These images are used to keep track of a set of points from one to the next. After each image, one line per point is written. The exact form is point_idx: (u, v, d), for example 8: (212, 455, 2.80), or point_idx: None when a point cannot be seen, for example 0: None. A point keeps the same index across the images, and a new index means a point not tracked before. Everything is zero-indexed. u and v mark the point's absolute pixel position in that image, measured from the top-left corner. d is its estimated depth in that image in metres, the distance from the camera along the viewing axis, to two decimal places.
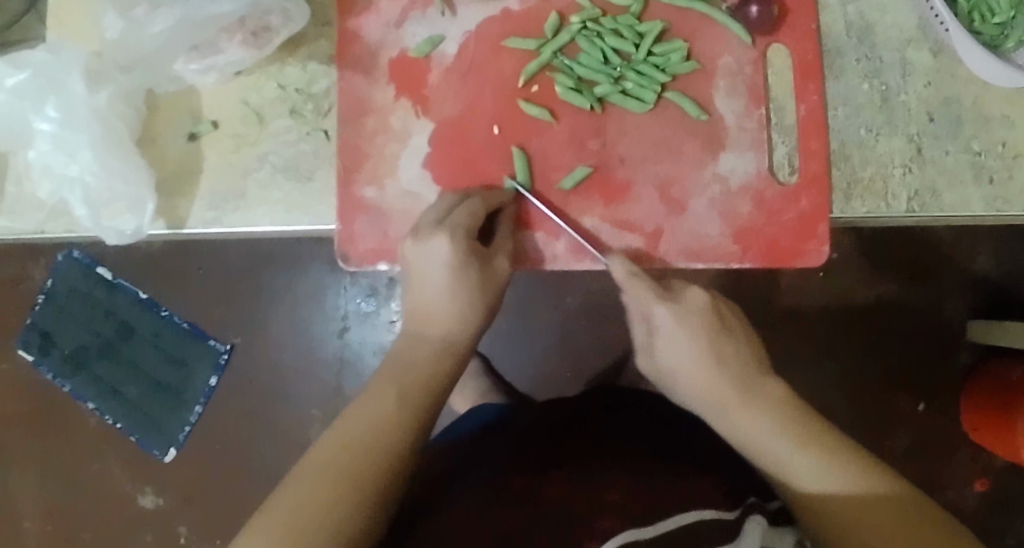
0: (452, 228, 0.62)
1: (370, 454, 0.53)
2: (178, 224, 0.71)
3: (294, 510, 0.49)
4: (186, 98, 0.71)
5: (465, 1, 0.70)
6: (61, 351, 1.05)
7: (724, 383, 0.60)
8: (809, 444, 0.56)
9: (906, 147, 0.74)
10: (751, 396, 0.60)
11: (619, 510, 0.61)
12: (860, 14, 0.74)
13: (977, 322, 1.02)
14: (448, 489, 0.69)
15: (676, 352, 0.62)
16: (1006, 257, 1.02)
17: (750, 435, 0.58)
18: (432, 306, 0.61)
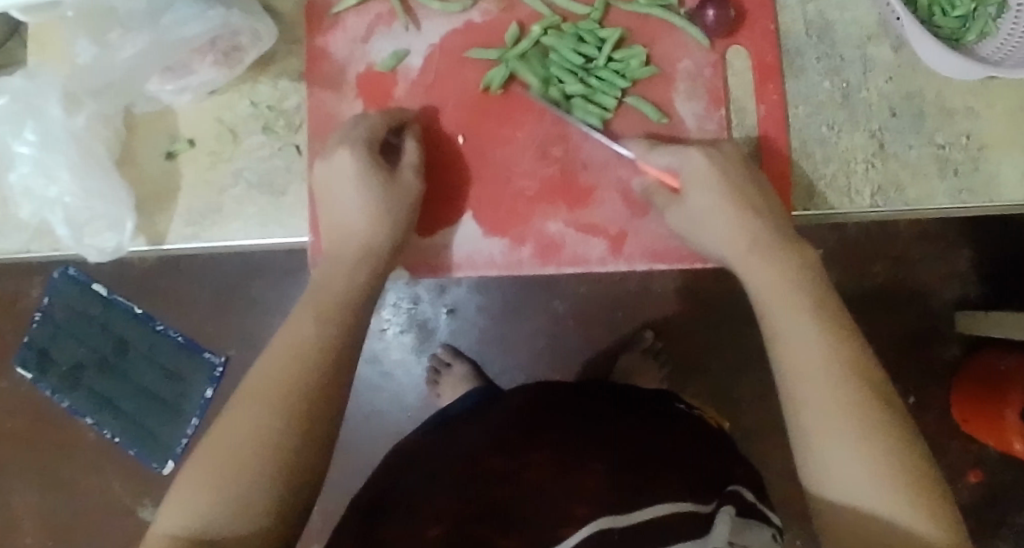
0: (354, 143, 0.65)
1: (300, 374, 0.55)
2: (158, 240, 0.74)
3: (235, 431, 0.52)
4: (163, 118, 0.74)
5: (428, 15, 0.72)
6: (60, 368, 1.09)
7: (751, 276, 0.61)
8: (832, 370, 0.54)
9: (868, 142, 0.75)
10: (787, 295, 0.58)
11: (597, 493, 0.65)
12: (821, 12, 0.75)
13: (963, 313, 1.03)
14: (425, 481, 0.73)
15: (716, 228, 0.64)
16: (990, 246, 1.03)
17: (788, 329, 0.57)
18: (344, 214, 0.64)
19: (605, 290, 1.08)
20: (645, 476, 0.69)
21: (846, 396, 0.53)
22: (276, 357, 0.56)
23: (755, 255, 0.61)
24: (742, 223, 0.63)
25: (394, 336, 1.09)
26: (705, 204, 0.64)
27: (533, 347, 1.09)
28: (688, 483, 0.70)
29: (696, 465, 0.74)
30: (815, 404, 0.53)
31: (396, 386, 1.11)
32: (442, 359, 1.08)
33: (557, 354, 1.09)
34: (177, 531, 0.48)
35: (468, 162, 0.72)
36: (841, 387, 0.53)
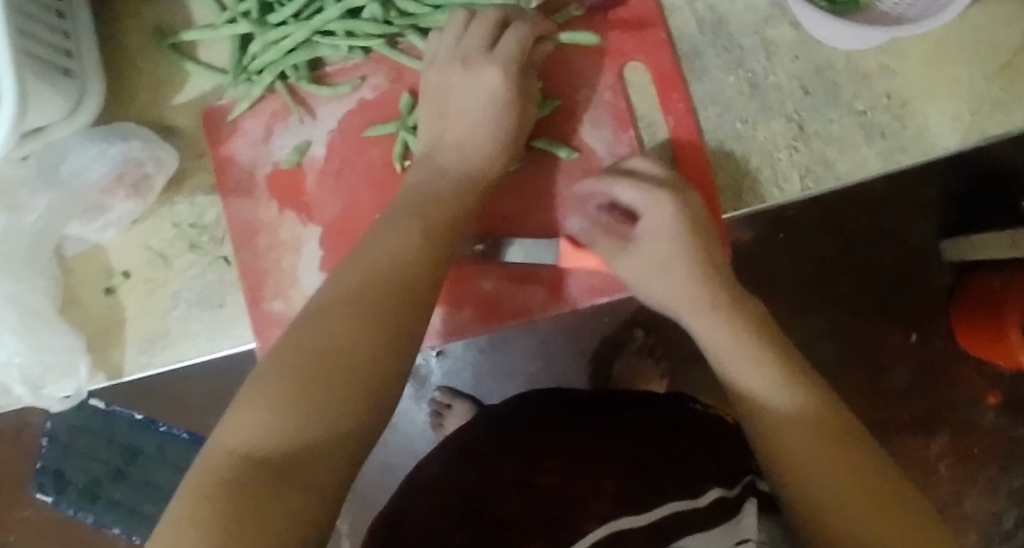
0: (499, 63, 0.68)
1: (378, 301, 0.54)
2: (117, 373, 0.76)
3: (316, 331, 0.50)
4: (95, 257, 0.76)
5: (321, 102, 0.72)
6: (76, 487, 1.13)
7: (702, 305, 0.63)
8: (793, 390, 0.57)
9: (787, 127, 0.74)
10: (737, 324, 0.61)
11: (616, 497, 0.66)
12: (710, 8, 0.74)
13: (947, 241, 0.88)
14: (459, 485, 0.72)
15: (648, 260, 0.65)
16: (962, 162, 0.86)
17: (723, 349, 0.60)
18: (469, 122, 0.68)
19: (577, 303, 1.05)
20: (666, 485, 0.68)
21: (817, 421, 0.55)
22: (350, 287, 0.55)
23: (696, 288, 0.64)
24: (689, 242, 0.64)
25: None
26: (643, 234, 0.65)
27: (527, 372, 1.08)
28: (703, 483, 0.68)
29: (708, 460, 0.72)
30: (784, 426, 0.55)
31: (402, 435, 1.10)
32: (440, 402, 1.07)
33: (551, 374, 1.08)
34: (246, 449, 0.45)
35: None
36: (802, 403, 0.56)
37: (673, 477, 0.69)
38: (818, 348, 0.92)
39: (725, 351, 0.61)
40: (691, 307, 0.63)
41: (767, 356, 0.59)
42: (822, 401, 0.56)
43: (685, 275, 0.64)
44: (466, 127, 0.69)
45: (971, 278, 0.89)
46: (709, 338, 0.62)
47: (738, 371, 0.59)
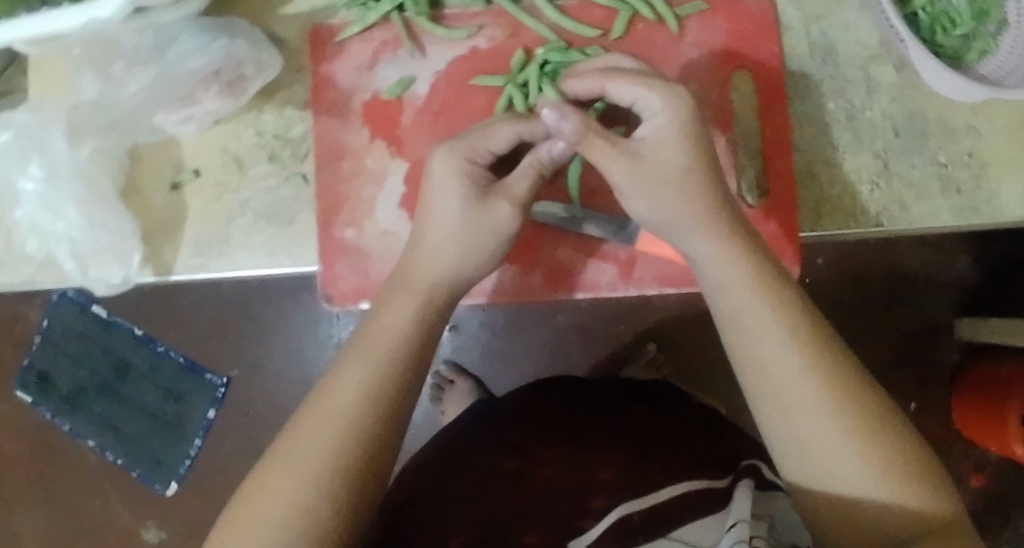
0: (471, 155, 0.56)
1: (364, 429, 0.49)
2: (164, 271, 0.73)
3: (298, 471, 0.47)
4: (166, 149, 0.73)
5: (433, 42, 0.72)
6: (59, 392, 1.08)
7: (745, 294, 0.53)
8: (819, 367, 0.49)
9: (873, 163, 0.75)
10: (770, 294, 0.53)
11: (613, 485, 0.66)
12: (823, 34, 0.75)
13: (962, 320, 0.97)
14: (445, 499, 0.70)
15: (650, 208, 0.56)
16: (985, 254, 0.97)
17: (760, 351, 0.51)
18: (438, 242, 0.56)
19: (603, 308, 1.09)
20: (656, 463, 0.69)
21: (842, 394, 0.49)
22: (329, 416, 0.49)
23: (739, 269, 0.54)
24: (708, 194, 0.56)
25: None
26: (634, 186, 0.56)
27: (535, 362, 1.10)
28: (698, 462, 0.70)
29: (700, 441, 0.74)
30: (806, 412, 0.49)
31: None
32: (445, 376, 1.09)
33: (559, 369, 1.10)
34: None
35: None
36: (828, 384, 0.49)
37: (666, 460, 0.69)
38: None
39: (764, 350, 0.51)
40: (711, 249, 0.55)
41: (793, 331, 0.51)
42: (851, 380, 0.49)
43: (722, 250, 0.55)
44: (434, 240, 0.56)
45: (976, 361, 0.98)
46: (744, 332, 0.52)
47: (780, 380, 0.50)
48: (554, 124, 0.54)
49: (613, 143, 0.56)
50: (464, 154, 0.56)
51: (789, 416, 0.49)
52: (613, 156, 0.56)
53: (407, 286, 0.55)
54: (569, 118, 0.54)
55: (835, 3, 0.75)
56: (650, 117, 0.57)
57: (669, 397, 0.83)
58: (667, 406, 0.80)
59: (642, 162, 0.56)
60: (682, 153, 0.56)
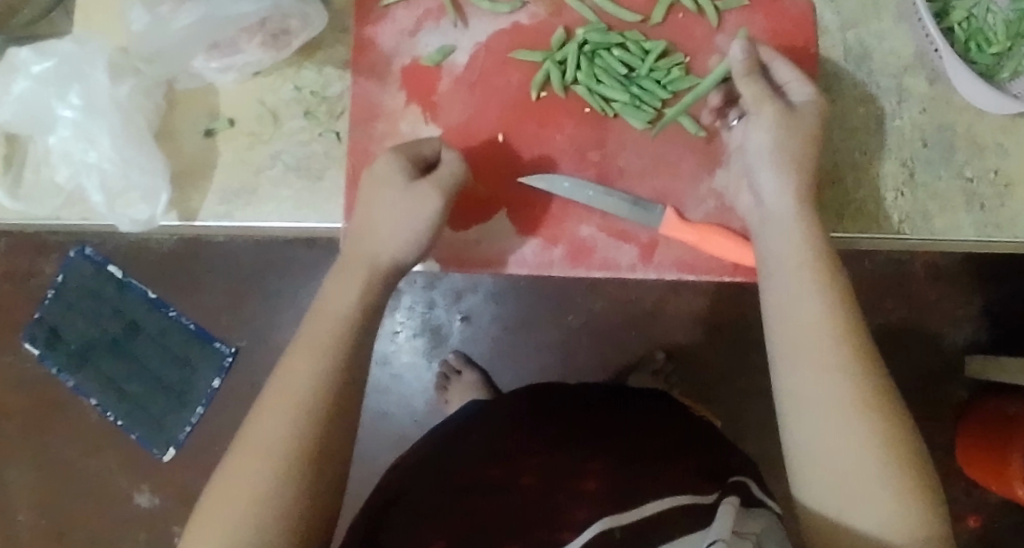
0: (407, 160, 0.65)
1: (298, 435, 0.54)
2: (190, 217, 0.73)
3: (232, 493, 0.52)
4: (204, 95, 0.74)
5: (477, 14, 0.73)
6: (68, 346, 1.11)
7: (813, 304, 0.57)
8: (853, 372, 0.55)
9: (899, 171, 0.76)
10: (833, 295, 0.58)
11: (595, 496, 0.65)
12: (859, 41, 0.76)
13: (972, 357, 1.04)
14: (430, 496, 0.71)
15: (773, 189, 0.64)
16: (998, 296, 1.04)
17: (806, 358, 0.56)
18: (379, 233, 0.63)
19: (619, 312, 1.14)
20: (640, 479, 0.67)
21: (865, 401, 0.54)
22: (276, 407, 0.55)
23: (813, 280, 0.58)
24: (804, 193, 0.63)
25: (406, 339, 1.15)
26: (762, 157, 0.65)
27: (542, 361, 1.15)
28: (686, 475, 0.68)
29: (683, 457, 0.72)
30: (830, 414, 0.54)
31: (403, 389, 1.16)
32: (453, 366, 1.14)
33: (564, 368, 1.15)
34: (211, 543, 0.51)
35: (516, 163, 0.72)
36: (862, 387, 0.54)
37: (652, 472, 0.68)
38: None
39: (813, 357, 0.56)
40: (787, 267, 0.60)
41: (841, 338, 0.56)
42: (881, 389, 0.54)
43: (800, 259, 0.60)
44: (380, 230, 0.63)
45: (982, 399, 1.04)
46: (801, 334, 0.57)
47: (821, 389, 0.54)
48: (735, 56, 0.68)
49: (767, 91, 0.66)
50: (404, 155, 0.65)
51: (820, 412, 0.54)
52: (763, 95, 0.66)
53: (353, 268, 0.63)
54: (747, 58, 0.67)
55: (873, 12, 0.77)
56: (754, 129, 0.66)
57: (655, 414, 0.82)
58: (651, 423, 0.79)
59: (767, 147, 0.64)
60: (816, 119, 0.66)
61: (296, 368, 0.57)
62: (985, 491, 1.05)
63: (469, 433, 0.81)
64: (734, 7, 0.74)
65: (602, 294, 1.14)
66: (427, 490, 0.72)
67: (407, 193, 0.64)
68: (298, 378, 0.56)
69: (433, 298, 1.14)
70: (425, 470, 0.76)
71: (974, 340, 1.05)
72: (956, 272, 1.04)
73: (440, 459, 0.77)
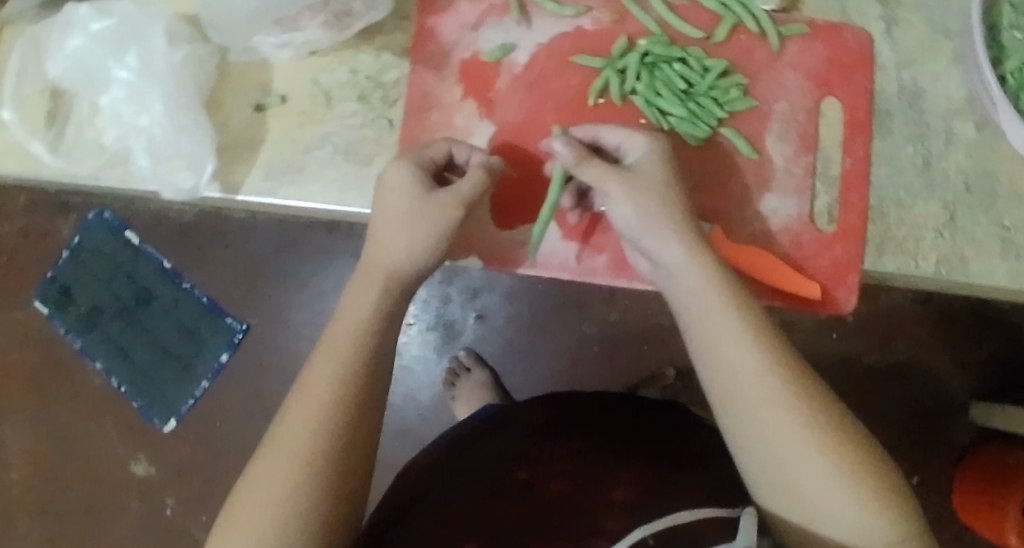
0: (419, 167, 0.63)
1: (315, 442, 0.54)
2: (232, 190, 0.73)
3: (252, 505, 0.53)
4: (257, 70, 0.74)
5: (541, 15, 0.72)
6: (77, 309, 1.10)
7: (727, 330, 0.57)
8: (803, 408, 0.55)
9: (940, 212, 0.76)
10: (759, 337, 0.57)
11: (623, 506, 0.66)
12: (913, 80, 0.77)
13: (976, 403, 1.04)
14: (454, 502, 0.73)
15: (670, 252, 0.60)
16: (1009, 346, 1.05)
17: (738, 391, 0.56)
18: (388, 245, 0.62)
19: (633, 324, 1.14)
20: (665, 485, 0.69)
21: (819, 434, 0.54)
22: (304, 409, 0.56)
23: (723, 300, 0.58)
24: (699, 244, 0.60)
25: (419, 332, 1.15)
26: (636, 225, 0.61)
27: (552, 366, 1.15)
28: (713, 487, 0.69)
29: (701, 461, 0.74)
30: (792, 456, 0.54)
31: (411, 381, 1.16)
32: (463, 363, 1.13)
33: (574, 376, 1.15)
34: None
35: None
36: (809, 418, 0.54)
37: (681, 482, 0.70)
38: None
39: (743, 386, 0.56)
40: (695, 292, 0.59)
41: (784, 379, 0.55)
42: (832, 416, 0.55)
43: (702, 278, 0.59)
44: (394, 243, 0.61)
45: (984, 445, 1.05)
46: (723, 362, 0.57)
47: (759, 422, 0.55)
48: (561, 152, 0.64)
49: (608, 167, 0.62)
50: (416, 165, 0.63)
51: (778, 462, 0.54)
52: (603, 173, 0.62)
53: (368, 286, 0.61)
54: (571, 148, 0.63)
55: (930, 52, 0.77)
56: (631, 151, 0.65)
57: (669, 411, 0.83)
58: (666, 422, 0.81)
59: (634, 173, 0.62)
60: (664, 171, 0.63)
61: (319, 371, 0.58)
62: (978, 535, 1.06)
63: (485, 439, 0.82)
64: (795, 34, 0.74)
65: (619, 306, 1.14)
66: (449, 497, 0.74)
67: (422, 202, 0.61)
68: (322, 379, 0.57)
69: (449, 293, 1.14)
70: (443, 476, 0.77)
71: (983, 387, 1.06)
72: (967, 318, 1.05)
73: (463, 462, 0.79)
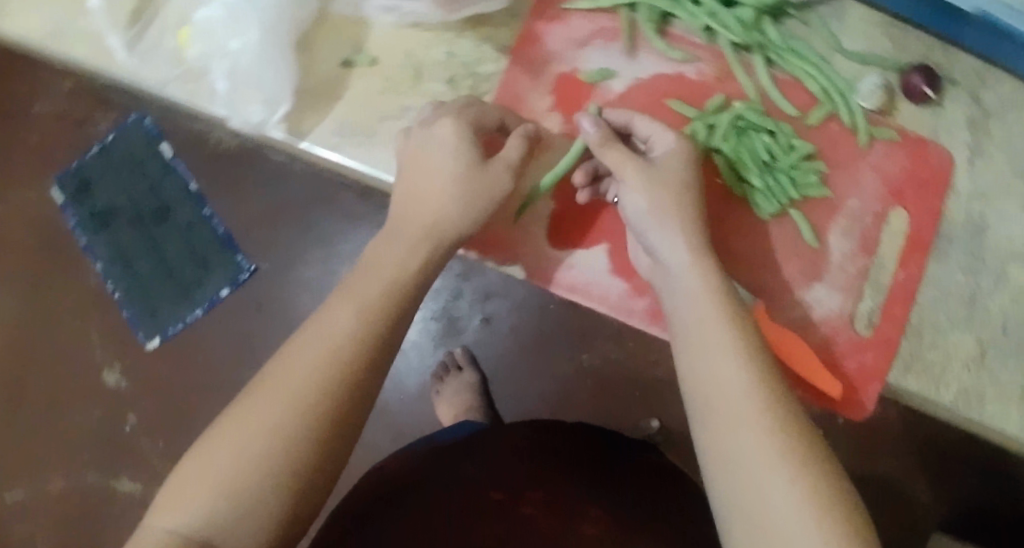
0: (461, 125, 0.64)
1: (332, 381, 0.54)
2: (298, 135, 0.72)
3: (256, 418, 0.53)
4: (355, 26, 0.73)
5: (647, 51, 0.72)
6: (95, 206, 1.09)
7: (726, 350, 0.56)
8: (771, 420, 0.53)
9: (972, 347, 0.77)
10: (749, 353, 0.56)
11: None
12: (982, 213, 0.77)
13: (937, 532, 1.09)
14: (428, 507, 0.76)
15: (664, 240, 0.62)
16: (978, 486, 1.11)
17: (723, 417, 0.54)
18: (428, 192, 0.63)
19: (632, 368, 1.14)
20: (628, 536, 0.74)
21: (784, 444, 0.52)
22: (286, 380, 0.54)
23: (731, 331, 0.57)
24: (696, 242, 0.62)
25: (422, 317, 1.15)
26: (644, 217, 0.63)
27: (541, 388, 1.14)
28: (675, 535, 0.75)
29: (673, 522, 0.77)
30: (751, 463, 0.52)
31: (402, 364, 1.15)
32: (456, 361, 1.13)
33: (561, 403, 1.14)
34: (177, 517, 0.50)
35: None
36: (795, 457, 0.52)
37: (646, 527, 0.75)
38: None
39: (726, 410, 0.54)
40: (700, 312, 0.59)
41: (760, 392, 0.54)
42: (802, 438, 0.53)
43: (709, 304, 0.59)
44: (427, 182, 0.63)
45: None
46: (712, 388, 0.55)
47: (743, 454, 0.52)
48: (588, 130, 0.66)
49: (630, 154, 0.64)
50: (465, 125, 0.64)
51: (734, 469, 0.52)
52: (625, 157, 0.64)
53: (414, 236, 0.62)
54: (600, 129, 0.65)
55: (1006, 191, 0.77)
56: (657, 147, 0.65)
57: (658, 471, 0.86)
58: (649, 480, 0.83)
59: (655, 167, 0.64)
60: (686, 172, 0.64)
61: (312, 340, 0.56)
62: None
63: (479, 448, 0.85)
64: (883, 139, 0.75)
65: (623, 346, 1.14)
66: (434, 493, 0.78)
67: (473, 169, 0.63)
68: (313, 350, 0.55)
69: (461, 288, 1.14)
70: (429, 475, 0.81)
71: (940, 518, 1.11)
72: (949, 450, 1.11)
73: (437, 468, 0.83)
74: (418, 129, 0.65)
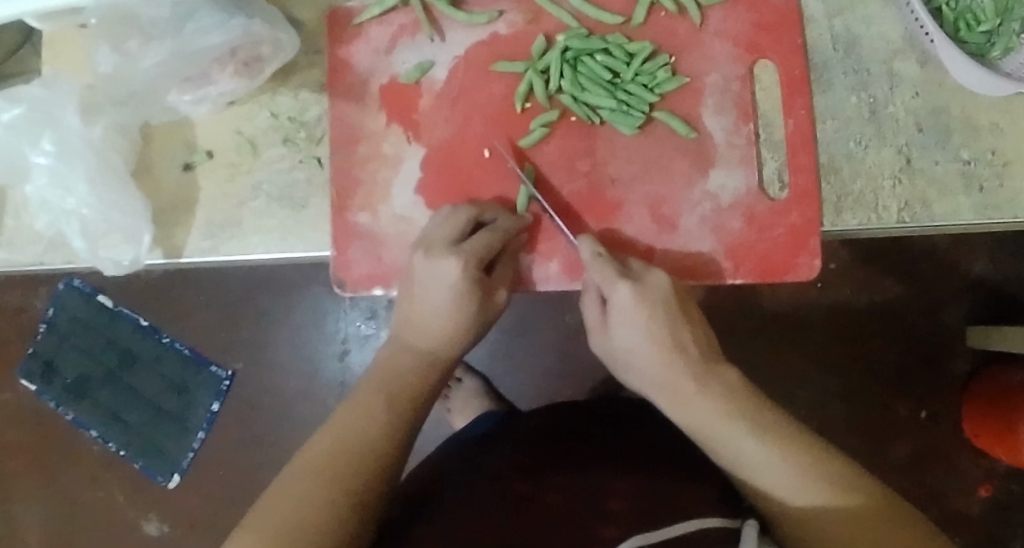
0: (467, 255, 0.62)
1: (378, 433, 0.56)
2: (175, 254, 0.72)
3: (328, 452, 0.54)
4: (179, 128, 0.72)
5: (454, 27, 0.71)
6: (63, 380, 1.06)
7: (686, 383, 0.59)
8: (766, 437, 0.56)
9: (895, 158, 0.73)
10: (705, 383, 0.58)
11: (624, 517, 0.58)
12: (846, 27, 0.74)
13: (974, 327, 1.01)
14: (453, 502, 0.65)
15: (630, 335, 0.61)
16: (1007, 263, 1.01)
17: (704, 423, 0.57)
18: (433, 315, 0.62)
19: None
20: (665, 502, 0.61)
21: (784, 449, 0.55)
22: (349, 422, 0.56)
23: (679, 367, 0.59)
24: (661, 327, 0.60)
25: (365, 335, 1.06)
26: (629, 307, 0.61)
27: (540, 365, 1.06)
28: (714, 492, 0.65)
29: (709, 479, 0.68)
30: (763, 468, 0.55)
31: None
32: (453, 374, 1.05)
33: (566, 373, 1.05)
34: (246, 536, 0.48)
35: (505, 184, 0.70)
36: (779, 447, 0.55)
37: (683, 483, 0.66)
38: (829, 405, 1.04)
39: (712, 431, 0.57)
40: (643, 347, 0.60)
41: (746, 418, 0.56)
42: (786, 433, 0.56)
43: (656, 346, 0.60)
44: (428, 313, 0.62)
45: (986, 370, 1.01)
46: (690, 415, 0.58)
47: (732, 449, 0.56)
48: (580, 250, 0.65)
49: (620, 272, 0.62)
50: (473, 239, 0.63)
51: (774, 495, 0.54)
52: (613, 278, 0.61)
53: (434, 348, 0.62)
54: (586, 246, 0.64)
55: None
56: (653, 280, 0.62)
57: None
58: (679, 442, 0.74)
59: (641, 285, 0.61)
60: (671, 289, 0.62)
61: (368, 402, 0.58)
62: (995, 459, 1.02)
63: (498, 445, 0.74)
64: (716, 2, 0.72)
65: None
66: (451, 505, 0.64)
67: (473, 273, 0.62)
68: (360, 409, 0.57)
69: (375, 306, 1.05)
70: (450, 481, 0.69)
71: (977, 312, 1.02)
72: (962, 236, 1.01)
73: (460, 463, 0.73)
74: (424, 257, 0.62)
